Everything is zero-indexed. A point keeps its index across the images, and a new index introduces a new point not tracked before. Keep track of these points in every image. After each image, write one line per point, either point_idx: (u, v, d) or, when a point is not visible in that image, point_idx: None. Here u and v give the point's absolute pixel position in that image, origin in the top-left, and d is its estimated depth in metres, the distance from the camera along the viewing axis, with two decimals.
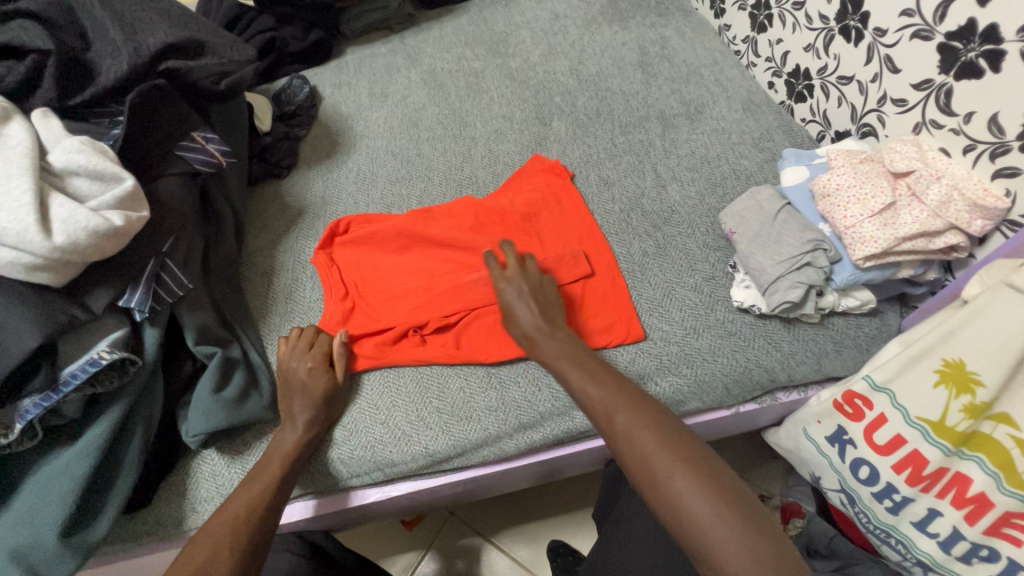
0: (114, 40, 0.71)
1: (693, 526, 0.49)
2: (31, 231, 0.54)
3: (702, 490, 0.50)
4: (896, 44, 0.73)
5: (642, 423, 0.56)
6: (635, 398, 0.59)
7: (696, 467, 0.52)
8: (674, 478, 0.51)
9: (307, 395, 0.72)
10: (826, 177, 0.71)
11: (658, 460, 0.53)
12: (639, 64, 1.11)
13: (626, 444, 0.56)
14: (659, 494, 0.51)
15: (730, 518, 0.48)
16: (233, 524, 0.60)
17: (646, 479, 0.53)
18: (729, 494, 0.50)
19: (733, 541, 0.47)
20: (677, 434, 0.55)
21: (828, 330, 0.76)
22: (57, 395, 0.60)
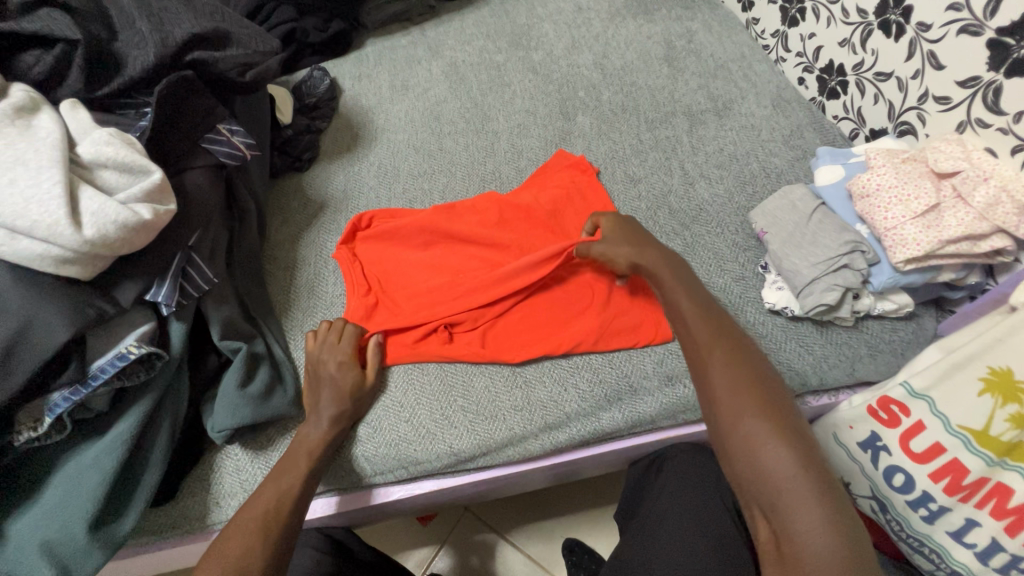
0: (142, 30, 0.70)
1: (760, 469, 0.48)
2: (63, 225, 0.54)
3: (780, 441, 0.49)
4: (941, 39, 0.71)
5: (734, 364, 0.55)
6: (733, 338, 0.58)
7: (781, 419, 0.51)
8: (752, 422, 0.50)
9: (334, 389, 0.72)
10: (865, 177, 0.69)
11: (739, 400, 0.52)
12: (665, 58, 1.08)
13: (709, 379, 0.56)
14: (733, 432, 0.51)
15: (804, 474, 0.47)
16: (264, 520, 0.60)
17: (722, 414, 0.53)
18: (806, 453, 0.48)
19: (801, 497, 0.46)
20: (768, 383, 0.54)
21: (862, 334, 0.75)
22: (86, 389, 0.59)
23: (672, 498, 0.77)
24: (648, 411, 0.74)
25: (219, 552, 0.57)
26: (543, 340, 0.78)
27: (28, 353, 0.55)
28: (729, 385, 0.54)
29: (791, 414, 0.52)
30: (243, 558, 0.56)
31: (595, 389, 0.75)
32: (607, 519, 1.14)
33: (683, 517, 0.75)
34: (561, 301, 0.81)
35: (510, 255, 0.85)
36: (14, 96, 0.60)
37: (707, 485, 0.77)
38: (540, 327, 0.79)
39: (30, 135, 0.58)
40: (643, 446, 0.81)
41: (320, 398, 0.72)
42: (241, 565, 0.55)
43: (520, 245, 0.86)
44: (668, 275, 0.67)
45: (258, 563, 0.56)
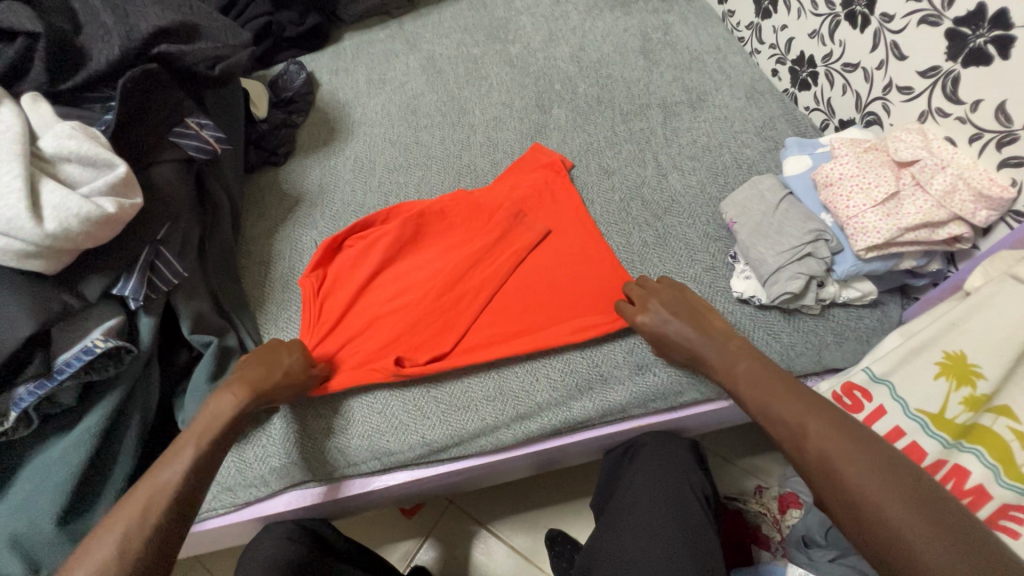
0: (106, 24, 0.70)
1: (883, 534, 0.46)
2: (22, 218, 0.54)
3: (903, 501, 0.46)
4: (903, 30, 0.71)
5: (838, 435, 0.53)
6: (827, 413, 0.56)
7: (896, 478, 0.48)
8: (866, 482, 0.48)
9: (266, 362, 0.70)
10: (829, 166, 0.70)
11: (846, 452, 0.51)
12: (641, 50, 1.09)
13: (809, 451, 0.53)
14: (845, 496, 0.49)
15: (933, 532, 0.44)
16: (149, 489, 0.55)
17: (822, 469, 0.52)
18: (940, 512, 0.45)
19: (941, 562, 0.42)
20: (869, 443, 0.51)
21: (829, 321, 0.76)
22: (52, 382, 0.59)
23: (647, 483, 0.77)
24: (619, 400, 0.74)
25: (101, 521, 0.53)
26: (518, 345, 0.77)
27: None
28: (837, 456, 0.51)
29: (910, 471, 0.48)
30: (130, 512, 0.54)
31: (567, 379, 0.75)
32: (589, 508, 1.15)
33: (656, 501, 0.76)
34: (531, 305, 0.81)
35: (481, 263, 0.84)
36: None
37: (682, 469, 0.79)
38: (510, 336, 0.78)
39: None
40: (616, 435, 0.81)
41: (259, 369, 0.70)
42: (118, 537, 0.51)
43: (485, 256, 0.85)
44: (744, 369, 0.65)
45: (137, 533, 0.52)
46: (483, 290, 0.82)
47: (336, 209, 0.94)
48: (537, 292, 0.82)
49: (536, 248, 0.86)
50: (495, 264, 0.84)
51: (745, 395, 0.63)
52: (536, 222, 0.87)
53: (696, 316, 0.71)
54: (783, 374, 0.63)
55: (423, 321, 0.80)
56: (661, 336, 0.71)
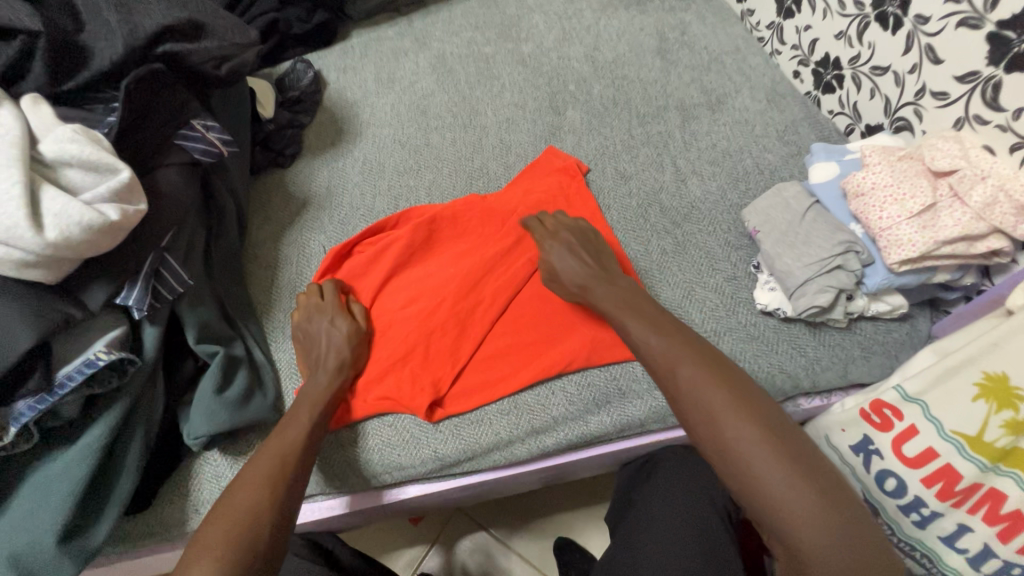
0: (109, 21, 0.67)
1: (751, 479, 0.47)
2: (22, 227, 0.51)
3: (768, 445, 0.48)
4: (939, 33, 0.68)
5: (708, 376, 0.53)
6: (702, 352, 0.56)
7: (769, 422, 0.50)
8: (741, 435, 0.49)
9: (333, 343, 0.73)
10: (860, 175, 0.67)
11: (734, 409, 0.50)
12: (658, 50, 1.06)
13: (689, 395, 0.53)
14: (717, 442, 0.50)
15: (796, 476, 0.46)
16: (269, 475, 0.59)
17: (702, 425, 0.52)
18: (799, 457, 0.48)
19: (803, 506, 0.45)
20: (756, 393, 0.52)
21: (856, 335, 0.73)
22: (53, 397, 0.57)
23: (665, 498, 0.75)
24: (637, 415, 0.72)
25: (225, 506, 0.56)
26: (534, 361, 0.74)
27: None
28: (715, 401, 0.51)
29: (774, 413, 0.51)
30: (251, 509, 0.55)
31: (583, 393, 0.73)
32: (599, 517, 1.13)
33: (675, 518, 0.74)
34: (547, 318, 0.78)
35: (495, 271, 0.82)
36: None
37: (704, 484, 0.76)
38: (526, 351, 0.76)
39: None
40: (633, 449, 0.79)
41: (318, 349, 0.73)
42: (252, 518, 0.55)
43: (501, 262, 0.82)
44: (614, 305, 0.66)
45: (269, 514, 0.56)
46: (497, 302, 0.79)
47: (344, 212, 0.92)
48: (553, 302, 0.79)
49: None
50: (510, 274, 0.81)
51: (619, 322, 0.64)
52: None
53: (592, 254, 0.74)
54: (649, 308, 0.64)
55: (435, 332, 0.77)
56: (555, 275, 0.75)
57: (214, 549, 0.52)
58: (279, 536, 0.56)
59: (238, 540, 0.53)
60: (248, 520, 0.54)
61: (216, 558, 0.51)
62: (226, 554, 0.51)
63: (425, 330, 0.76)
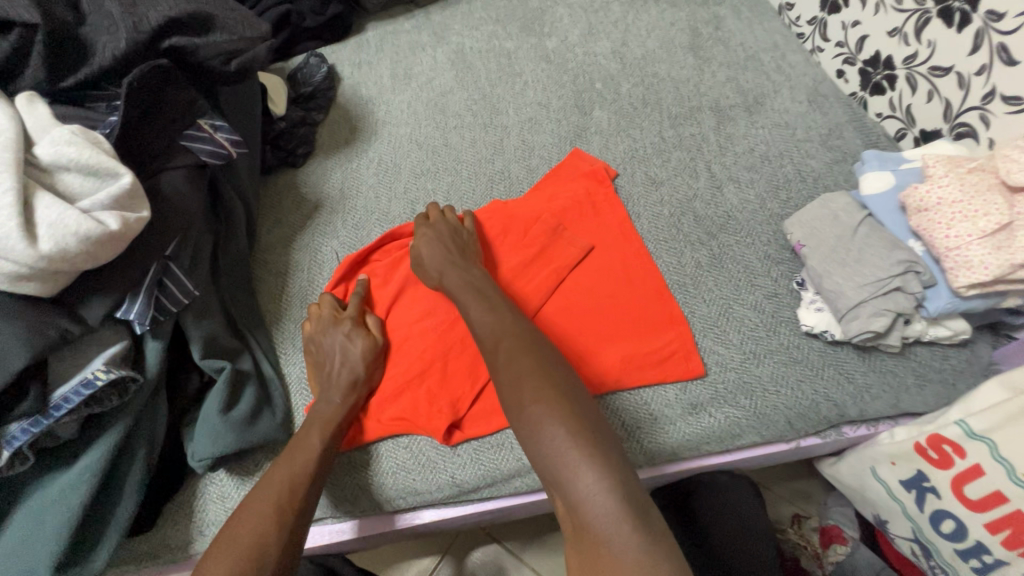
0: (112, 13, 0.63)
1: (554, 462, 0.48)
2: (15, 239, 0.47)
3: (567, 428, 0.49)
4: (1016, 31, 0.62)
5: (525, 356, 0.55)
6: (532, 339, 0.58)
7: (570, 408, 0.51)
8: (541, 412, 0.50)
9: (347, 361, 0.69)
10: (923, 188, 0.61)
11: (531, 387, 0.52)
12: (690, 47, 0.99)
13: (505, 380, 0.54)
14: (528, 426, 0.50)
15: (591, 459, 0.47)
16: (277, 505, 0.55)
17: (507, 403, 0.53)
18: (582, 425, 0.49)
19: (576, 468, 0.47)
20: (541, 369, 0.54)
21: (910, 361, 0.67)
22: (48, 420, 0.54)
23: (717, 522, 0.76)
24: (671, 442, 0.67)
25: (229, 538, 0.53)
26: None
27: None
28: (524, 386, 0.52)
29: (581, 400, 0.52)
30: (259, 541, 0.52)
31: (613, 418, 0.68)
32: None
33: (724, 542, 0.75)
34: (572, 334, 0.72)
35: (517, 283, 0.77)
36: None
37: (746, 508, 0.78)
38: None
39: None
40: (664, 476, 0.75)
41: (330, 367, 0.69)
42: (258, 554, 0.52)
43: (523, 273, 0.77)
44: (460, 281, 0.68)
45: (273, 547, 0.53)
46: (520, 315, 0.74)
47: (358, 216, 0.87)
48: (581, 318, 0.73)
49: (576, 268, 0.78)
50: (533, 286, 0.76)
51: (463, 304, 0.66)
52: (577, 238, 0.79)
53: (453, 240, 0.74)
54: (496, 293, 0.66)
55: (453, 349, 0.72)
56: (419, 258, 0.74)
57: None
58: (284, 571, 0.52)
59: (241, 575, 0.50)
60: (256, 555, 0.51)
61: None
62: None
63: (442, 347, 0.72)
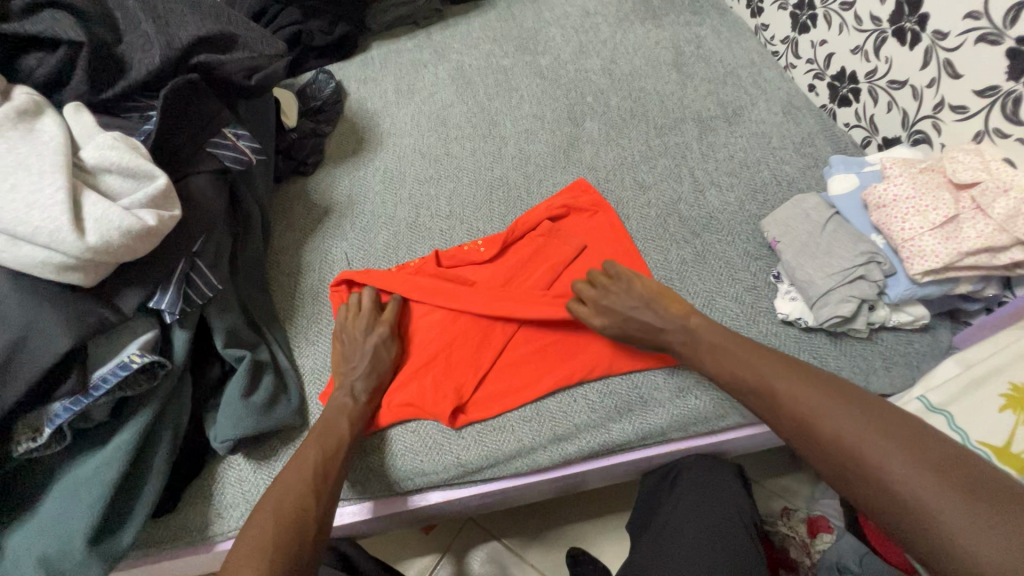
0: (147, 33, 0.69)
1: (892, 488, 0.48)
2: (65, 231, 0.52)
3: (921, 469, 0.47)
4: (958, 48, 0.70)
5: (819, 394, 0.56)
6: (824, 377, 0.58)
7: (911, 446, 0.49)
8: (870, 448, 0.50)
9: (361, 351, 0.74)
10: (881, 187, 0.68)
11: (842, 414, 0.54)
12: (674, 64, 1.07)
13: (801, 416, 0.56)
14: (847, 452, 0.52)
15: (961, 501, 0.45)
16: (311, 480, 0.61)
17: (819, 438, 0.54)
18: (918, 449, 0.49)
19: (928, 495, 0.46)
20: (845, 398, 0.55)
21: (877, 346, 0.73)
22: (87, 399, 0.58)
23: (694, 508, 0.80)
24: (659, 423, 0.72)
25: (270, 508, 0.58)
26: (557, 368, 0.75)
27: (28, 362, 0.54)
28: (834, 419, 0.54)
29: (920, 432, 0.51)
30: (296, 507, 0.58)
31: (605, 401, 0.73)
32: (613, 527, 1.13)
33: (701, 528, 0.79)
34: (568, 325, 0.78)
35: (516, 281, 0.84)
36: (17, 99, 0.59)
37: (729, 495, 0.81)
38: (545, 359, 0.76)
39: (33, 139, 0.57)
40: (655, 458, 0.80)
41: (345, 357, 0.74)
42: (298, 518, 0.57)
43: (521, 271, 0.84)
44: (709, 347, 0.67)
45: (314, 517, 0.59)
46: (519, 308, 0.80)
47: (366, 220, 0.93)
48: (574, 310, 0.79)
49: (570, 265, 0.84)
50: (532, 282, 0.82)
51: (719, 372, 0.65)
52: (571, 238, 0.86)
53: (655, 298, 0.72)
54: (754, 344, 0.65)
55: (456, 340, 0.78)
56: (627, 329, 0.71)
57: (264, 545, 0.54)
58: (321, 537, 0.58)
59: (285, 539, 0.55)
60: (295, 518, 0.57)
61: (267, 556, 0.53)
62: (277, 554, 0.53)
63: (448, 338, 0.78)
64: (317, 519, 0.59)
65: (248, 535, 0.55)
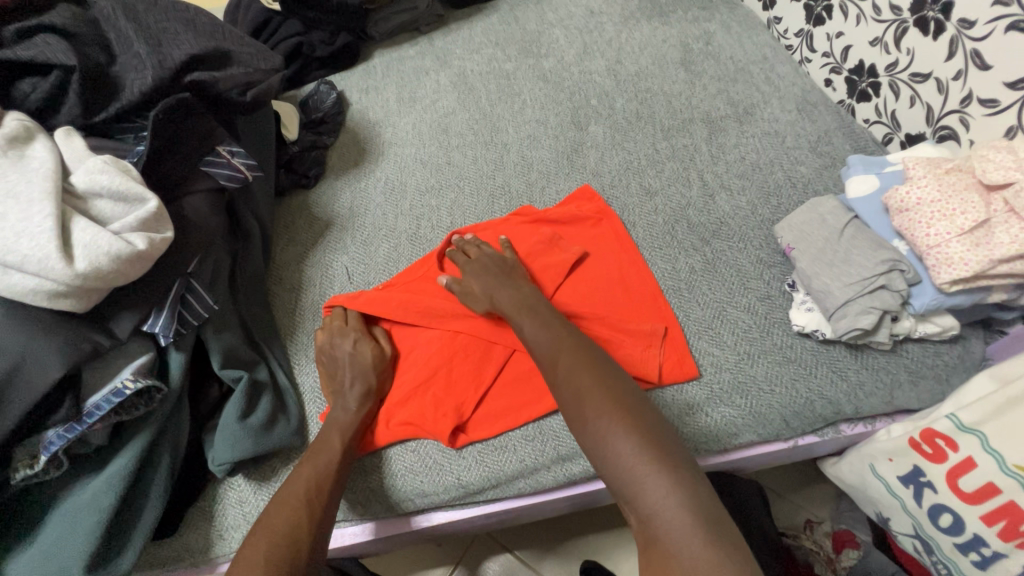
0: (139, 53, 0.69)
1: (653, 522, 0.47)
2: (53, 259, 0.52)
3: (636, 444, 0.51)
4: (986, 37, 0.65)
5: (584, 367, 0.58)
6: (624, 396, 0.55)
7: (639, 426, 0.52)
8: (608, 426, 0.53)
9: (357, 368, 0.73)
10: (903, 190, 0.64)
11: (593, 388, 0.56)
12: (681, 62, 1.03)
13: (571, 393, 0.57)
14: (625, 481, 0.50)
15: (661, 474, 0.48)
16: (306, 498, 0.60)
17: (575, 414, 0.56)
18: (648, 429, 0.52)
19: (638, 467, 0.49)
20: (607, 377, 0.57)
21: (902, 358, 0.69)
22: (82, 426, 0.58)
23: None
24: None
25: (264, 527, 0.57)
26: None
27: (21, 389, 0.54)
28: (588, 397, 0.55)
29: (656, 424, 0.53)
30: (289, 527, 0.57)
31: None
32: (628, 541, 1.09)
33: None
34: None
35: None
36: (8, 125, 0.59)
37: None
38: None
39: (23, 166, 0.57)
40: None
41: (342, 375, 0.73)
42: (290, 539, 0.56)
43: None
44: (521, 308, 0.70)
45: (306, 537, 0.57)
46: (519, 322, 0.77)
47: (367, 232, 0.92)
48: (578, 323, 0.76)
49: (573, 274, 0.81)
50: None
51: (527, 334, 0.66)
52: (571, 246, 0.83)
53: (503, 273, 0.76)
54: (553, 317, 0.68)
55: (455, 355, 0.76)
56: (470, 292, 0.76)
57: (255, 566, 0.53)
58: (314, 559, 0.57)
59: (277, 560, 0.54)
60: (287, 539, 0.56)
61: None
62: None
63: (445, 354, 0.76)
64: (310, 540, 0.57)
65: (242, 557, 0.54)
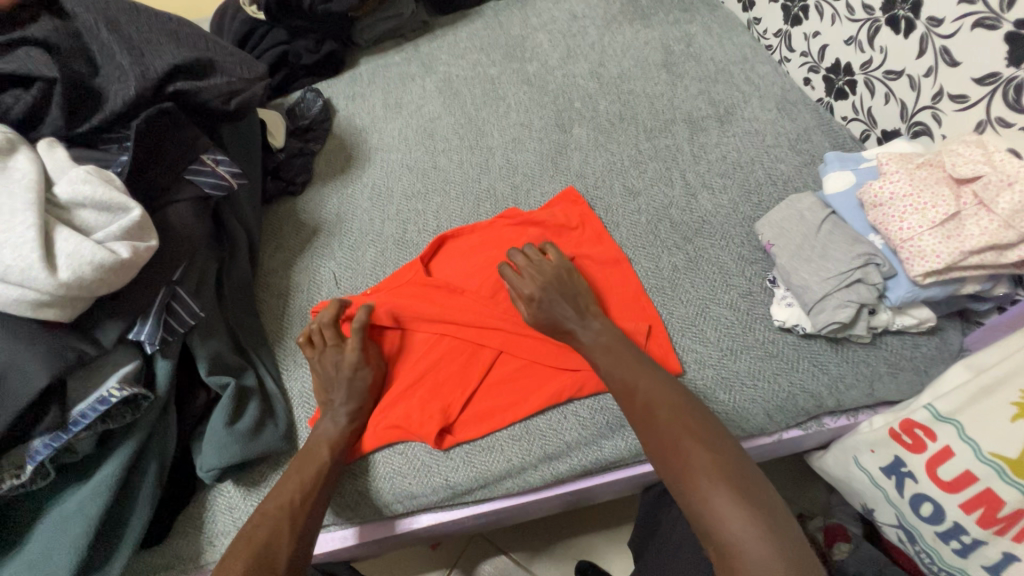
0: (122, 64, 0.70)
1: (734, 550, 0.48)
2: (36, 269, 0.52)
3: (716, 474, 0.52)
4: (954, 35, 0.66)
5: (664, 394, 0.60)
6: (702, 427, 0.57)
7: (719, 455, 0.54)
8: (693, 452, 0.54)
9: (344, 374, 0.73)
10: (877, 185, 0.65)
11: (674, 416, 0.58)
12: (663, 64, 1.05)
13: (650, 419, 0.59)
14: (706, 512, 0.51)
15: (742, 504, 0.50)
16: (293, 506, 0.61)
17: (654, 439, 0.58)
18: (727, 459, 0.54)
19: (717, 494, 0.51)
20: (688, 405, 0.59)
21: (882, 351, 0.70)
22: (68, 434, 0.58)
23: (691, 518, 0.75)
24: None
25: (250, 536, 0.57)
26: (546, 386, 0.73)
27: (6, 400, 0.54)
28: (669, 424, 0.57)
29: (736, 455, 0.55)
30: (275, 536, 0.57)
31: (597, 417, 0.71)
32: (622, 540, 1.10)
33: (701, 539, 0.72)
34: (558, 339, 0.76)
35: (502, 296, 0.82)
36: None
37: None
38: (532, 375, 0.74)
39: (6, 178, 0.57)
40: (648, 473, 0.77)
41: (329, 382, 0.73)
42: (276, 549, 0.56)
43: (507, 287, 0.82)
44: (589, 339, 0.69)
45: (292, 545, 0.57)
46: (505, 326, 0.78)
47: (354, 237, 0.93)
48: None
49: None
50: None
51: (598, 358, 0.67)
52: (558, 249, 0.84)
53: (567, 292, 0.73)
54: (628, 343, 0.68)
55: (442, 359, 0.77)
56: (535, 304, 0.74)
57: None
58: (301, 567, 0.57)
59: (262, 568, 0.54)
60: (272, 547, 0.56)
61: None
62: None
63: (433, 358, 0.77)
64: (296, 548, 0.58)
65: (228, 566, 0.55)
